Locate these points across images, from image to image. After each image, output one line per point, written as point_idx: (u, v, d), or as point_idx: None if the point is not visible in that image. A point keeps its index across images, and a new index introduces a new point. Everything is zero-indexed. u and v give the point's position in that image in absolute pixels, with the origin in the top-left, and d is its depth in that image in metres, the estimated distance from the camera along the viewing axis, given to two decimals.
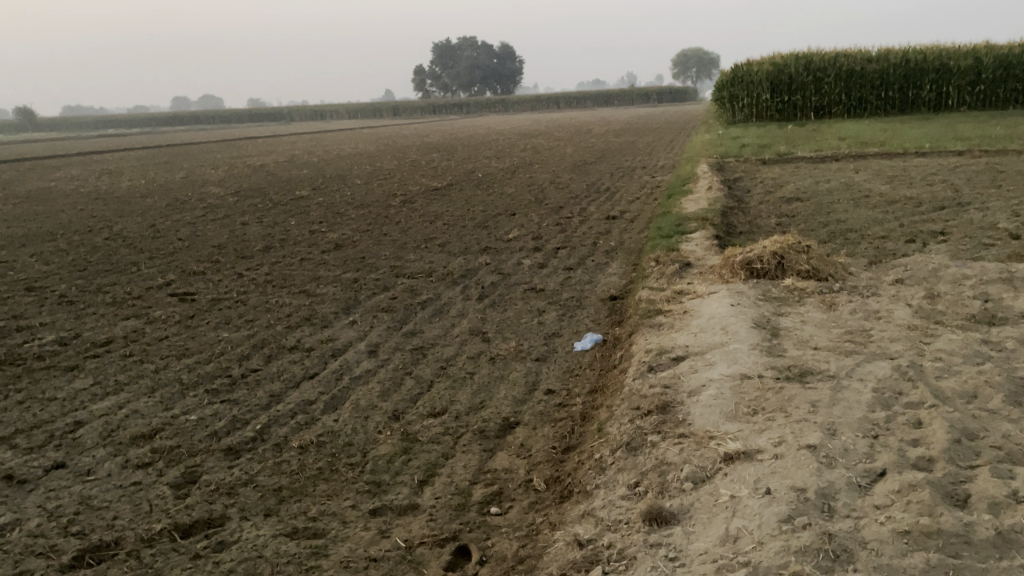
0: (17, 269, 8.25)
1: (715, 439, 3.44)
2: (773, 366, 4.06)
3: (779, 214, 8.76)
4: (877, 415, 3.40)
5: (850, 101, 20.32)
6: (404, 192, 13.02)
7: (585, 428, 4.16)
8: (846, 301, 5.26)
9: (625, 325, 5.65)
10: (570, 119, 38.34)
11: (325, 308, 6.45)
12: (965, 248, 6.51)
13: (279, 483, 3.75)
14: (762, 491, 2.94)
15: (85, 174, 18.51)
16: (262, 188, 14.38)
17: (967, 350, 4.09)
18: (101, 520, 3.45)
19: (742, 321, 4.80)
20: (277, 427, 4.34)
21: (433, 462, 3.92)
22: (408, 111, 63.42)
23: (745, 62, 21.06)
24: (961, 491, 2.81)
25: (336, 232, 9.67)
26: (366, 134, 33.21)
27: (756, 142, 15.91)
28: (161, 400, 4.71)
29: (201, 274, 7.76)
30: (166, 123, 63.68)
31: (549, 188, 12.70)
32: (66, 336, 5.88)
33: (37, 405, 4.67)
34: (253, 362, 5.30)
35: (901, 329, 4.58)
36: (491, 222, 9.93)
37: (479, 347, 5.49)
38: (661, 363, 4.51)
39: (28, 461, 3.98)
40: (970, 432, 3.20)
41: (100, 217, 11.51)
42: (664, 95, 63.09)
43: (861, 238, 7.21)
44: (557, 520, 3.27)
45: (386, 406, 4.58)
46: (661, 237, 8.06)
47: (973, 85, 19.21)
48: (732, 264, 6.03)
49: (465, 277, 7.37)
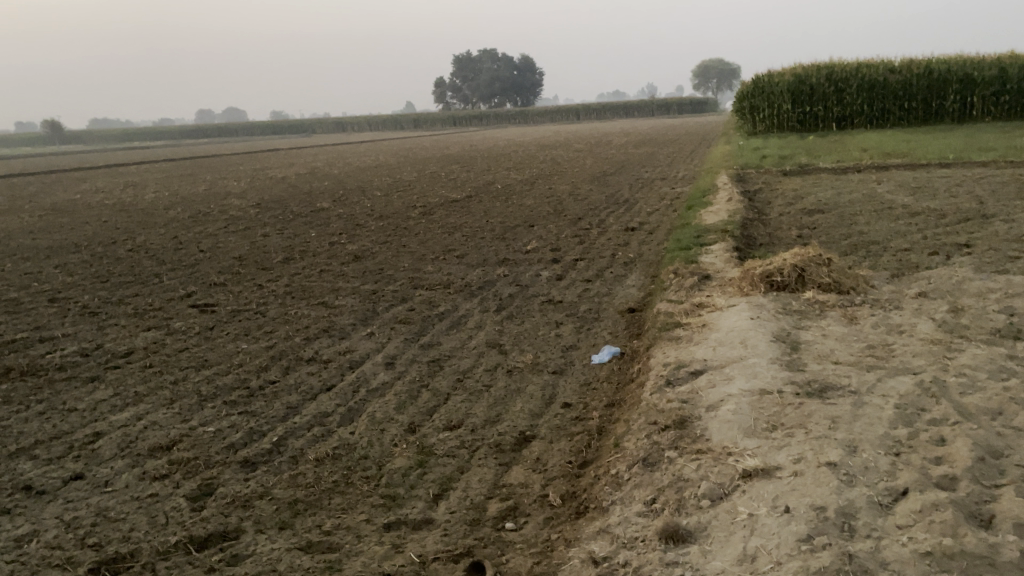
0: (41, 280, 8.36)
1: (733, 455, 3.39)
2: (793, 381, 4.00)
3: (800, 226, 8.69)
4: (899, 432, 3.33)
5: (873, 112, 20.19)
6: (424, 203, 13.07)
7: (601, 442, 4.12)
8: (868, 315, 5.18)
9: (643, 338, 5.60)
10: (589, 130, 38.23)
11: (343, 320, 6.47)
12: (990, 261, 6.40)
13: (294, 496, 3.74)
14: (780, 510, 2.89)
15: (110, 185, 18.80)
16: (283, 199, 14.50)
17: (992, 365, 4.02)
18: (117, 532, 3.47)
19: (762, 335, 4.75)
20: (293, 440, 4.34)
21: (448, 476, 3.90)
22: (429, 123, 63.78)
23: (767, 73, 21.20)
24: (985, 512, 2.74)
25: (355, 244, 9.72)
26: (387, 146, 33.32)
27: (777, 153, 15.83)
28: (180, 411, 4.73)
29: (222, 285, 7.82)
30: (190, 135, 64.40)
31: (568, 200, 12.68)
32: (88, 347, 5.94)
33: (57, 416, 4.71)
34: (271, 373, 5.32)
35: (925, 343, 4.51)
36: (509, 234, 9.93)
37: (496, 360, 5.47)
38: (679, 378, 4.46)
39: (47, 472, 4.01)
40: (995, 451, 3.13)
41: (124, 229, 11.64)
42: (685, 106, 62.91)
43: (883, 250, 7.12)
44: (572, 537, 3.24)
45: (402, 419, 4.58)
46: (681, 248, 8.02)
47: (998, 95, 18.89)
48: (752, 276, 5.97)
49: (483, 289, 7.36)
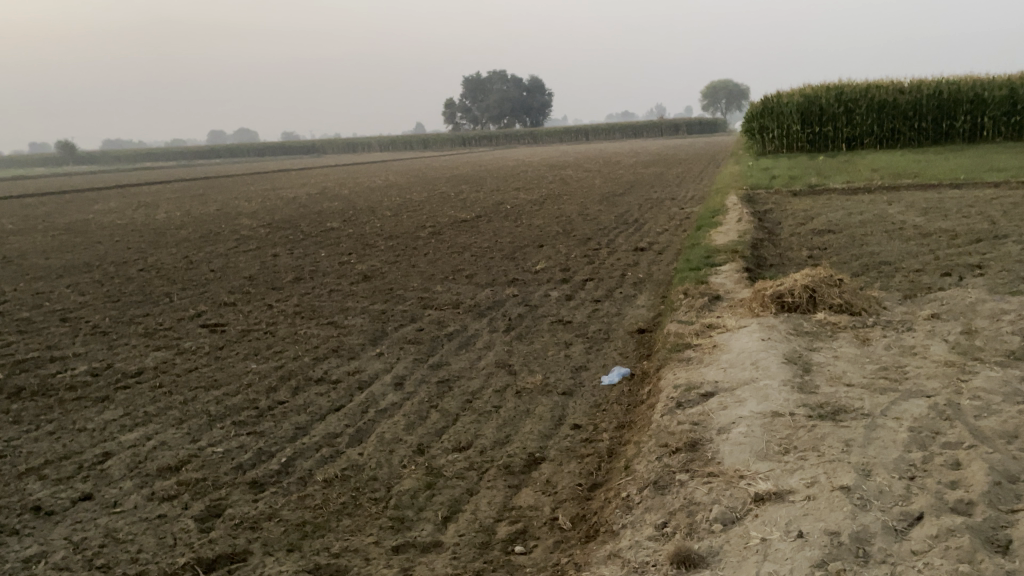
0: (53, 300, 8.40)
1: (746, 478, 3.36)
2: (806, 403, 3.96)
3: (811, 246, 8.66)
4: (914, 456, 3.30)
5: (883, 132, 20.18)
6: (433, 223, 13.10)
7: (611, 465, 4.09)
8: (880, 336, 5.14)
9: (653, 359, 5.58)
10: (598, 151, 38.34)
11: (352, 340, 6.46)
12: (1003, 282, 6.35)
13: (302, 518, 3.72)
14: (793, 535, 2.85)
15: (122, 206, 18.93)
16: (294, 219, 14.55)
17: (1007, 388, 3.97)
18: (124, 554, 3.45)
19: (773, 356, 4.72)
20: (302, 461, 4.32)
21: (457, 498, 3.87)
22: (437, 143, 63.98)
23: (776, 93, 21.27)
24: (1003, 537, 2.70)
25: (365, 264, 9.74)
26: (397, 167, 33.44)
27: (787, 174, 15.80)
28: (189, 431, 4.72)
29: (232, 304, 7.85)
30: (201, 156, 64.94)
31: (577, 220, 12.69)
32: (98, 367, 5.95)
33: (67, 436, 4.72)
34: (280, 394, 5.31)
35: (938, 365, 4.47)
36: (518, 254, 9.94)
37: (505, 380, 5.45)
38: (690, 399, 4.42)
39: (56, 493, 4.00)
40: (1012, 475, 3.09)
41: (135, 249, 11.70)
42: (694, 126, 63.06)
43: (895, 271, 7.09)
44: (582, 561, 3.20)
45: (411, 440, 4.55)
46: (690, 269, 8.00)
47: (1008, 116, 18.85)
48: (763, 298, 5.94)
49: (492, 309, 7.35)
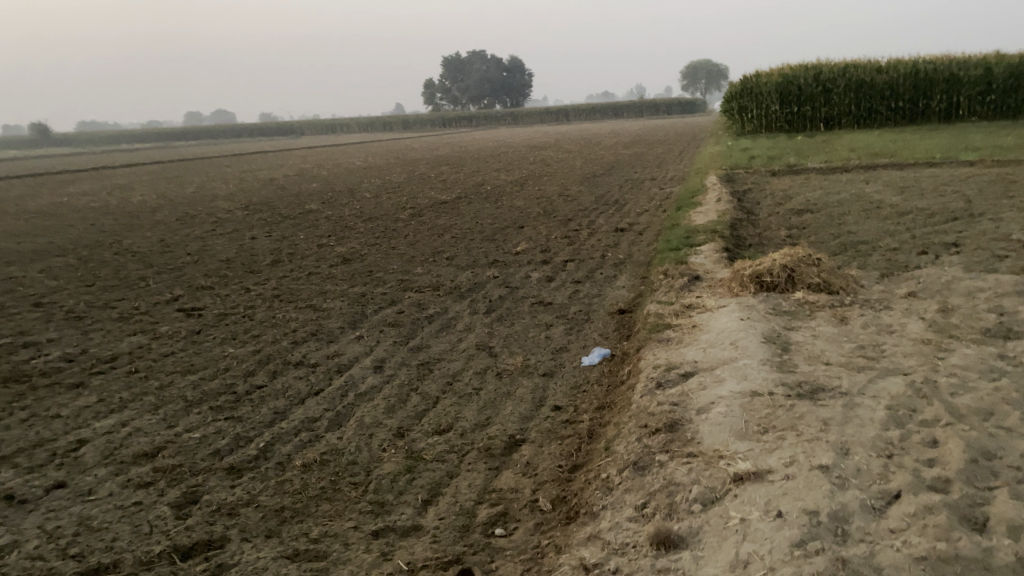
0: (25, 285, 8.25)
1: (725, 458, 3.36)
2: (784, 383, 3.97)
3: (789, 226, 8.69)
4: (891, 434, 3.31)
5: (860, 112, 20.26)
6: (413, 205, 12.99)
7: (592, 446, 4.09)
8: (858, 315, 5.16)
9: (633, 340, 5.57)
10: (579, 132, 38.20)
11: (332, 323, 6.41)
12: (978, 260, 6.40)
13: (280, 503, 3.69)
14: (773, 514, 2.85)
15: (96, 188, 18.63)
16: (272, 201, 14.41)
17: (983, 365, 4.00)
18: (100, 542, 3.40)
19: (752, 336, 4.72)
20: (280, 446, 4.28)
21: (438, 481, 3.86)
22: (416, 125, 63.40)
23: (755, 73, 21.23)
24: (978, 514, 2.72)
25: (344, 246, 9.65)
26: (376, 147, 33.15)
27: (766, 153, 15.83)
28: (165, 417, 4.66)
29: (208, 288, 7.73)
30: (178, 137, 64.20)
31: (557, 201, 12.65)
32: (72, 353, 5.86)
33: (40, 423, 4.64)
34: (258, 378, 5.26)
35: (916, 343, 4.49)
36: (499, 235, 9.88)
37: (485, 362, 5.42)
38: (669, 380, 4.42)
39: (29, 481, 3.93)
40: (988, 452, 3.11)
41: (110, 232, 11.51)
42: (674, 106, 63.12)
43: (872, 250, 7.12)
44: (562, 543, 3.20)
45: (391, 423, 4.52)
46: (670, 249, 8.01)
47: (983, 95, 18.99)
48: (742, 277, 5.96)
49: (472, 291, 7.32)
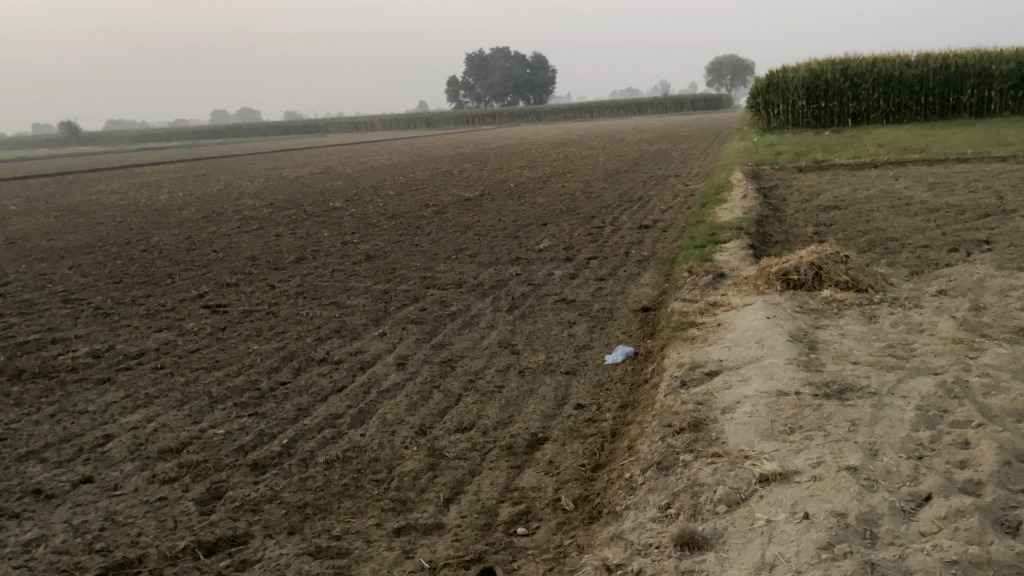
0: (55, 282, 8.37)
1: (750, 459, 3.32)
2: (811, 382, 3.91)
3: (816, 223, 8.57)
4: (921, 435, 3.25)
5: (889, 107, 19.92)
6: (436, 202, 13.00)
7: (615, 445, 4.05)
8: (887, 314, 5.08)
9: (657, 338, 5.52)
10: (602, 129, 38.08)
11: (355, 320, 6.43)
12: (1011, 257, 6.27)
13: (303, 500, 3.70)
14: (800, 516, 2.81)
15: (124, 187, 18.87)
16: (297, 199, 14.52)
17: (1017, 365, 3.90)
18: (125, 537, 3.43)
19: (778, 334, 4.66)
20: (303, 442, 4.29)
21: (459, 479, 3.84)
22: (440, 122, 63.41)
23: (781, 68, 21.02)
24: (1012, 518, 2.65)
25: (368, 243, 9.67)
26: (400, 145, 33.21)
27: (792, 149, 15.60)
28: (190, 413, 4.70)
29: (233, 285, 7.79)
30: (203, 137, 64.91)
31: (580, 198, 12.60)
32: (99, 349, 5.93)
33: (68, 418, 4.70)
34: (282, 374, 5.29)
35: (946, 342, 4.40)
36: (522, 232, 9.87)
37: (508, 360, 5.40)
38: (694, 378, 4.38)
39: (56, 475, 3.98)
40: (1021, 454, 3.04)
41: (138, 230, 11.65)
42: (698, 102, 62.52)
43: (902, 247, 7.00)
44: (585, 543, 3.17)
45: (413, 421, 4.52)
46: (695, 246, 7.94)
47: (1016, 90, 18.64)
48: (768, 275, 5.88)
49: (495, 288, 7.30)
